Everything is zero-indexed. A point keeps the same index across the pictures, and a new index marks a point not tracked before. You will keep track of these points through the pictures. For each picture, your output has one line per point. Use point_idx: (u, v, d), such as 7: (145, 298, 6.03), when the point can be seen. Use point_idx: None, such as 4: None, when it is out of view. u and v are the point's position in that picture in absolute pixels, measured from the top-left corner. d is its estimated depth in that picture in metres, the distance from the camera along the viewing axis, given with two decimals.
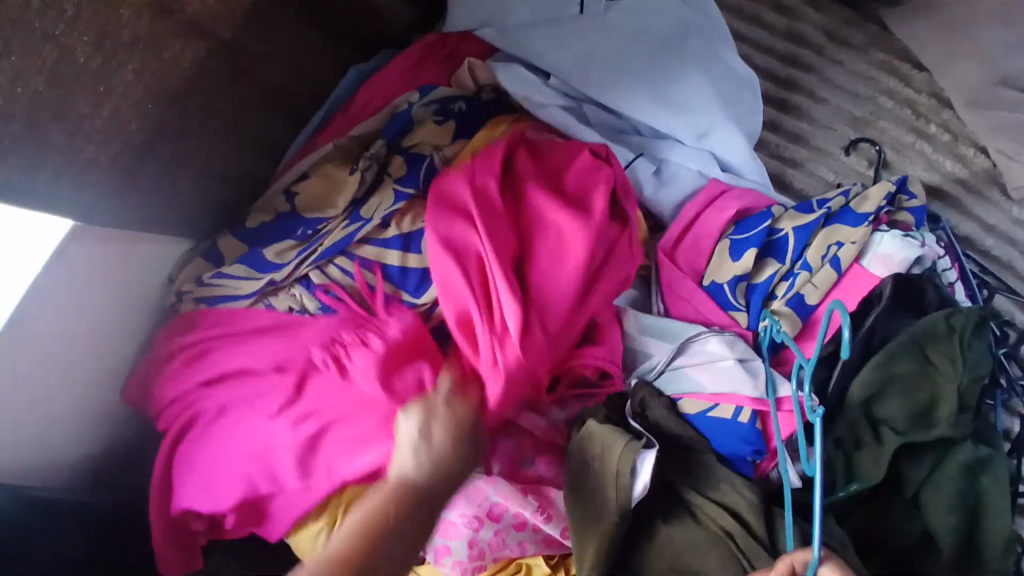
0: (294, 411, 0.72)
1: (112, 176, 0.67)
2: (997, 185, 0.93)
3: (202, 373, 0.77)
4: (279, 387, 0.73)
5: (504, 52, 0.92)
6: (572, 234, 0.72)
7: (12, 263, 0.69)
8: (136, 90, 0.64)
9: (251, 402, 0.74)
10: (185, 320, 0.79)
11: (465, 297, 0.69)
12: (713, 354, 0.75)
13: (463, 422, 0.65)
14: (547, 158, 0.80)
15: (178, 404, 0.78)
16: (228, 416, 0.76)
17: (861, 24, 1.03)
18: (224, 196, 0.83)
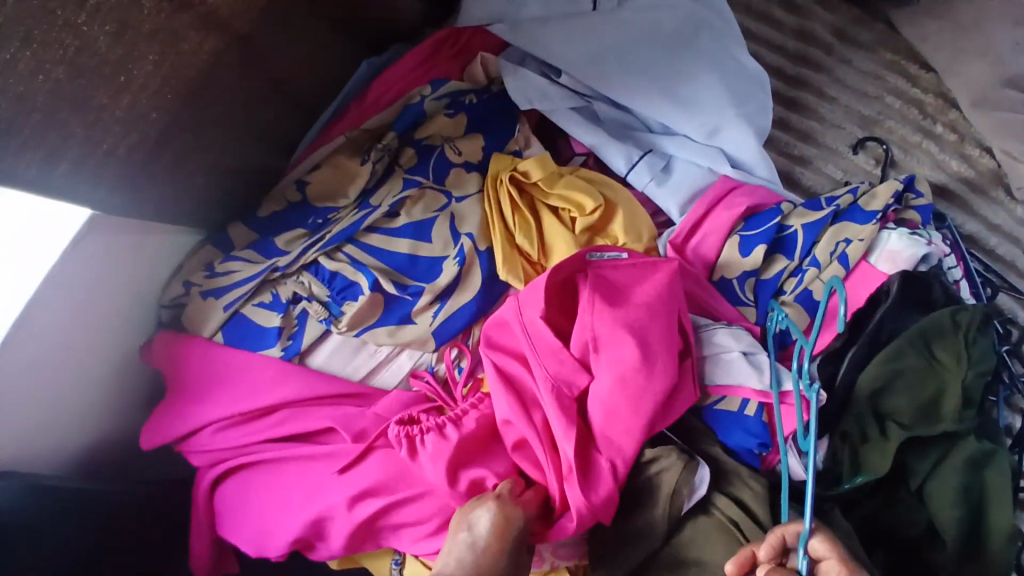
0: (354, 486, 0.70)
1: (130, 165, 0.68)
2: (1002, 185, 0.94)
3: (257, 428, 0.76)
4: (338, 457, 0.72)
5: (516, 47, 0.94)
6: (642, 378, 0.68)
7: (13, 262, 0.69)
8: (155, 82, 0.65)
9: (305, 466, 0.74)
10: (236, 363, 0.78)
11: (528, 435, 0.68)
12: (720, 347, 0.76)
13: (514, 524, 0.63)
14: (613, 279, 0.73)
15: (222, 449, 0.77)
16: (275, 470, 0.75)
17: (869, 23, 1.04)
18: (238, 189, 0.83)
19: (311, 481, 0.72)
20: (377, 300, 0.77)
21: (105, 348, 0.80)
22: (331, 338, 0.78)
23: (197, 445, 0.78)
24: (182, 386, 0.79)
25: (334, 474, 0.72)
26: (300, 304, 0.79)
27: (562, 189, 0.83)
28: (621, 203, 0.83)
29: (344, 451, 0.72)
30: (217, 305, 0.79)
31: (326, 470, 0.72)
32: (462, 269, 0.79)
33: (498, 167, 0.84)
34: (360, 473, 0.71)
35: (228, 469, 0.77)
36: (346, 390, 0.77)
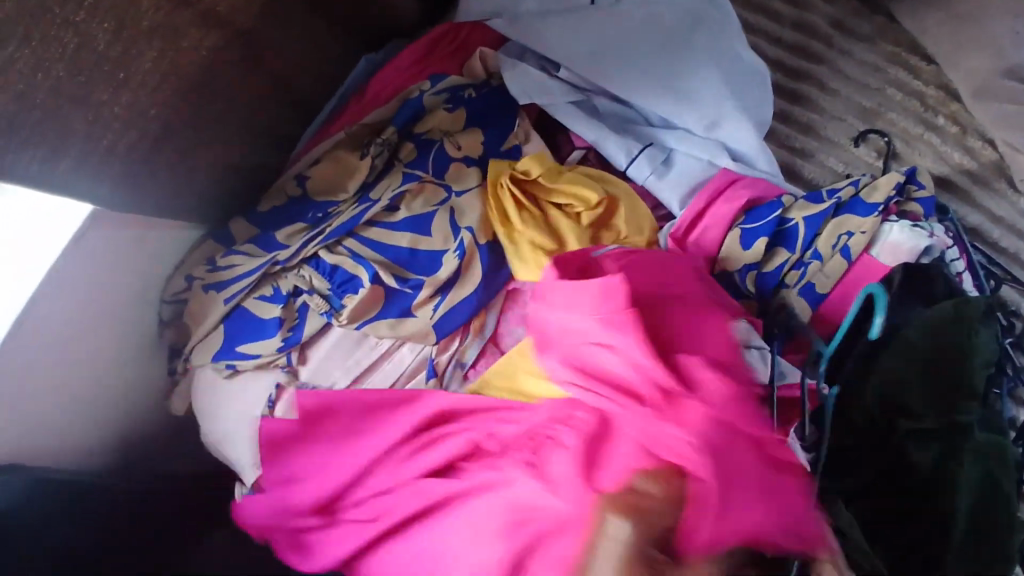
0: (498, 520, 0.60)
1: (131, 162, 0.69)
2: (1004, 177, 0.93)
3: (370, 480, 0.70)
4: (473, 495, 0.64)
5: (516, 41, 0.94)
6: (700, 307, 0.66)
7: (12, 262, 0.69)
8: (156, 78, 0.66)
9: (444, 515, 0.65)
10: (313, 407, 0.72)
11: (611, 392, 0.60)
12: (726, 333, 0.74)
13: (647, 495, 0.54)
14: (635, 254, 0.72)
15: (349, 513, 0.71)
16: (416, 524, 0.67)
17: (869, 15, 1.03)
18: (238, 185, 0.84)
19: (454, 529, 0.63)
20: (376, 293, 0.77)
21: (108, 343, 0.80)
22: (332, 331, 0.78)
23: (347, 515, 0.71)
24: (279, 446, 0.73)
25: (477, 514, 0.62)
26: (302, 297, 0.78)
27: (565, 184, 0.82)
28: (624, 196, 0.83)
29: (483, 486, 0.64)
30: (218, 299, 0.80)
31: (462, 510, 0.64)
32: (462, 262, 0.79)
33: (497, 171, 0.83)
34: (502, 508, 0.61)
35: (359, 531, 0.70)
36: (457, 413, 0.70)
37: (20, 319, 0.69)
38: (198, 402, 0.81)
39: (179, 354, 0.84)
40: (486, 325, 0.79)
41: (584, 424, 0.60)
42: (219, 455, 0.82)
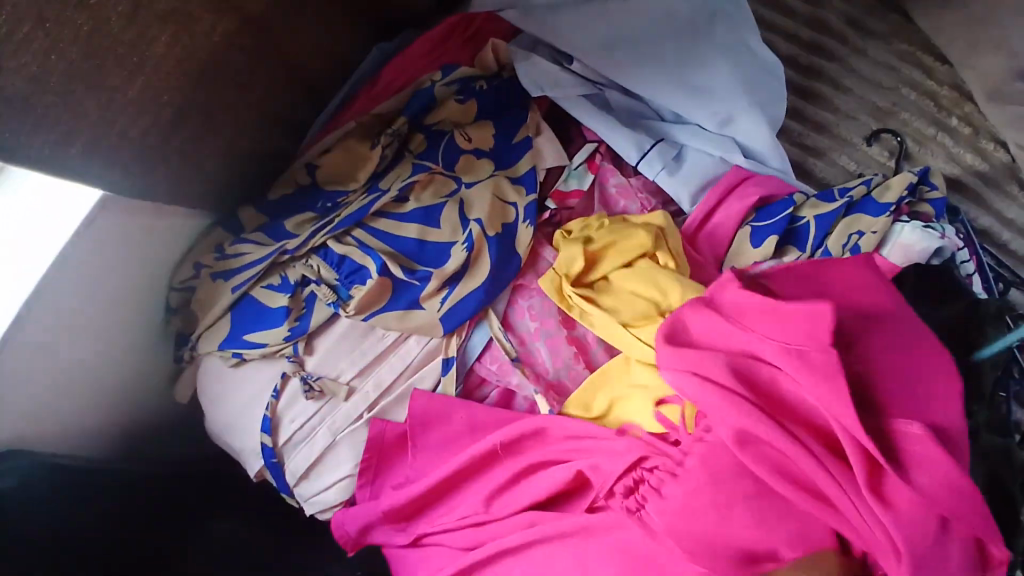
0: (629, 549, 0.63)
1: (141, 148, 0.68)
2: (1016, 180, 0.92)
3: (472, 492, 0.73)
4: (595, 532, 0.65)
5: (528, 33, 0.93)
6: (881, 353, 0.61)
7: (12, 262, 0.68)
8: (168, 63, 0.65)
9: (551, 545, 0.67)
10: (410, 422, 0.76)
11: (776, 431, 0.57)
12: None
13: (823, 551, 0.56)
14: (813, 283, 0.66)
15: (448, 537, 0.73)
16: (514, 554, 0.68)
17: (884, 13, 1.02)
18: (247, 173, 0.84)
19: (567, 563, 0.65)
20: (385, 284, 0.77)
21: (114, 329, 0.80)
22: (339, 322, 0.79)
23: (433, 538, 0.74)
24: (381, 459, 0.78)
25: (599, 550, 0.64)
26: (309, 287, 0.78)
27: (609, 240, 0.78)
28: (662, 223, 0.78)
29: (608, 523, 0.65)
30: (226, 287, 0.80)
31: (580, 546, 0.65)
32: (470, 254, 0.78)
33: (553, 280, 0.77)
34: (634, 547, 0.63)
35: (456, 555, 0.72)
36: (571, 441, 0.70)
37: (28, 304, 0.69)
38: (203, 390, 0.81)
39: (184, 342, 0.84)
40: (492, 318, 0.80)
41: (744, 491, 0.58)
42: (221, 443, 0.82)
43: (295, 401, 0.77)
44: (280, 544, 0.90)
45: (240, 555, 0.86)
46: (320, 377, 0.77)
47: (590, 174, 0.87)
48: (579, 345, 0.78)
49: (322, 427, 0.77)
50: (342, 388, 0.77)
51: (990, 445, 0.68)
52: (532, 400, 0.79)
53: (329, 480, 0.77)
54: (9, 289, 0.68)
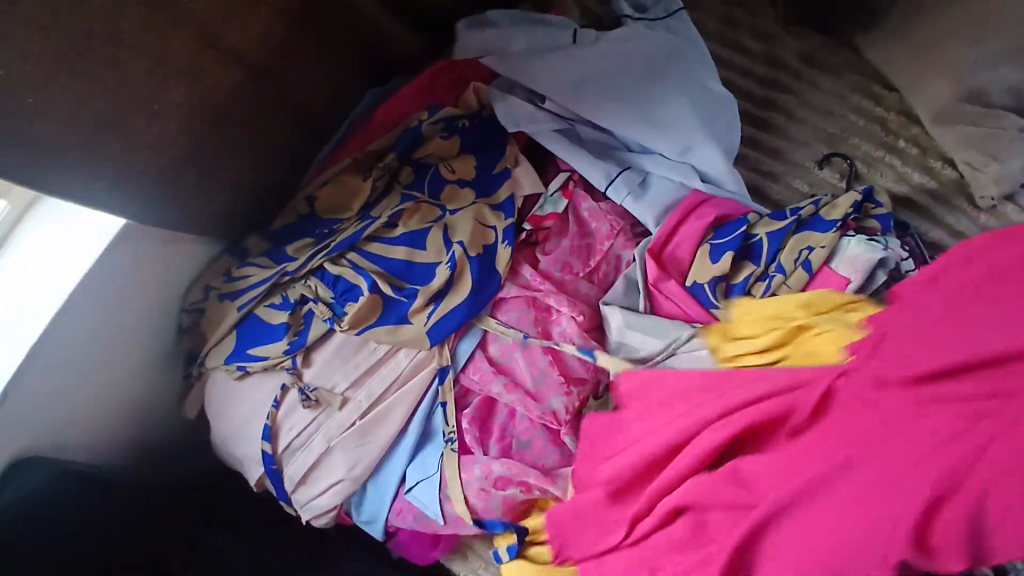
0: (872, 458, 0.64)
1: (161, 182, 0.78)
2: (965, 195, 0.99)
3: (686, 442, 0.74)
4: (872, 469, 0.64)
5: (504, 76, 1.03)
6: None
7: (32, 272, 0.79)
8: (183, 107, 0.75)
9: (826, 500, 0.65)
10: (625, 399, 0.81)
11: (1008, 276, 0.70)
12: (679, 333, 0.84)
13: None
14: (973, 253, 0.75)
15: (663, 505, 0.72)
16: (790, 510, 0.66)
17: (833, 47, 1.10)
18: (253, 204, 0.93)
19: (834, 502, 0.64)
20: (376, 300, 0.85)
21: (131, 349, 0.88)
22: (332, 338, 0.86)
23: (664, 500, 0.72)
24: (604, 435, 0.80)
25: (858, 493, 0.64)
26: (307, 305, 0.86)
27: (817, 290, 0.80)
28: None
29: (858, 455, 0.65)
30: (232, 306, 0.87)
31: (856, 492, 0.64)
32: (453, 272, 0.86)
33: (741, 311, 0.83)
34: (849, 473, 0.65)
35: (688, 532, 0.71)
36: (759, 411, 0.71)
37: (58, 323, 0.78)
38: (210, 403, 0.88)
39: (194, 359, 0.91)
40: (485, 322, 0.88)
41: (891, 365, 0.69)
42: (225, 454, 0.88)
43: (294, 410, 0.84)
44: (284, 551, 0.92)
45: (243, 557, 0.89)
46: (317, 388, 0.84)
47: (564, 200, 0.95)
48: (554, 353, 0.85)
49: (319, 434, 0.83)
50: (336, 398, 0.84)
51: None
52: (512, 407, 0.84)
53: (324, 484, 0.82)
54: (16, 311, 0.77)
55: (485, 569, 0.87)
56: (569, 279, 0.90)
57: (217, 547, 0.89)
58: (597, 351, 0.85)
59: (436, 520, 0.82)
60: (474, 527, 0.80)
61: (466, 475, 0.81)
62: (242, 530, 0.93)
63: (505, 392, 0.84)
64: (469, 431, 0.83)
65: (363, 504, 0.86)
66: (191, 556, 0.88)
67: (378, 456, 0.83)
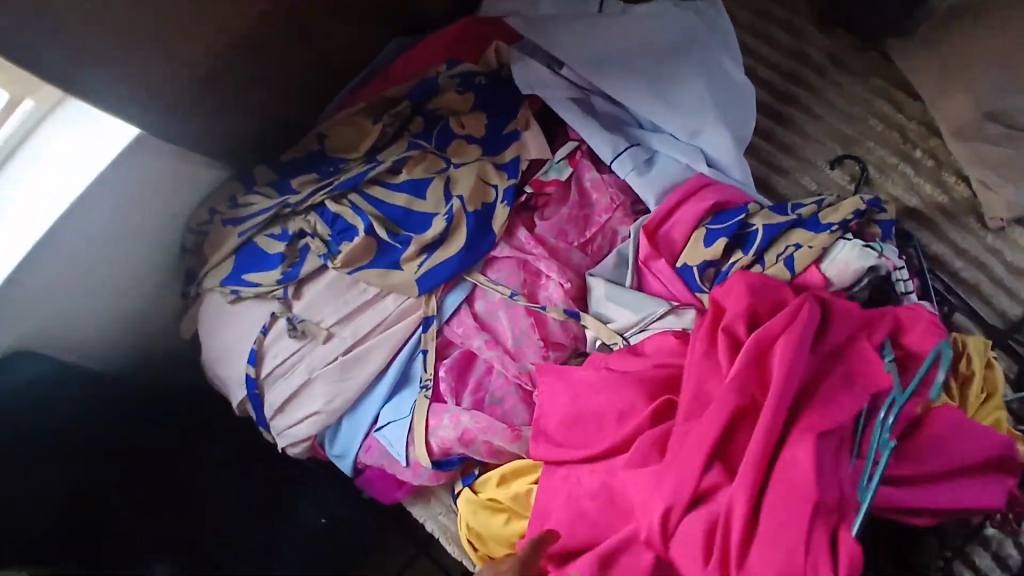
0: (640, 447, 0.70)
1: (178, 99, 0.81)
2: (975, 214, 0.98)
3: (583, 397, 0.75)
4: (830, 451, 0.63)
5: (528, 39, 1.02)
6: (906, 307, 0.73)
7: (38, 178, 0.82)
8: (208, 28, 0.78)
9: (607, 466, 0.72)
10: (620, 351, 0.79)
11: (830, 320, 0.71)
12: (653, 310, 0.86)
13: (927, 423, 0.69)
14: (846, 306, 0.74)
15: (572, 441, 0.75)
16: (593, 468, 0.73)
17: (863, 51, 1.09)
18: (265, 135, 0.96)
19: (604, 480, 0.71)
20: (370, 243, 0.87)
21: (132, 264, 0.92)
22: (326, 274, 0.88)
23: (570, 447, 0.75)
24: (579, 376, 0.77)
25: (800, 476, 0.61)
26: (304, 239, 0.89)
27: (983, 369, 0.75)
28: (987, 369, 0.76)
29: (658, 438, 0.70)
30: (233, 231, 0.90)
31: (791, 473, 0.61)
32: (449, 225, 0.88)
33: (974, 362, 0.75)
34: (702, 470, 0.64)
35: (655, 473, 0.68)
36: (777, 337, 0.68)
37: (46, 237, 0.81)
38: (202, 323, 0.91)
39: (191, 278, 0.94)
40: (474, 276, 0.89)
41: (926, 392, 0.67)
42: (210, 374, 0.92)
43: (280, 338, 0.87)
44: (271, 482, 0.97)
45: (241, 525, 0.93)
46: (304, 320, 0.87)
47: (569, 168, 0.96)
48: (537, 316, 0.86)
49: (302, 364, 0.86)
50: (321, 332, 0.86)
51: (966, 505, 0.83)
52: (489, 364, 0.86)
53: (303, 412, 0.85)
54: None
55: (446, 516, 0.89)
56: (562, 246, 0.92)
57: (215, 489, 0.94)
58: (584, 314, 0.86)
59: (399, 462, 0.84)
60: (432, 472, 0.83)
61: (433, 421, 0.82)
62: (234, 468, 0.96)
63: (484, 347, 0.85)
64: (443, 379, 0.85)
65: (336, 438, 0.88)
66: (193, 521, 0.91)
67: (355, 393, 0.85)
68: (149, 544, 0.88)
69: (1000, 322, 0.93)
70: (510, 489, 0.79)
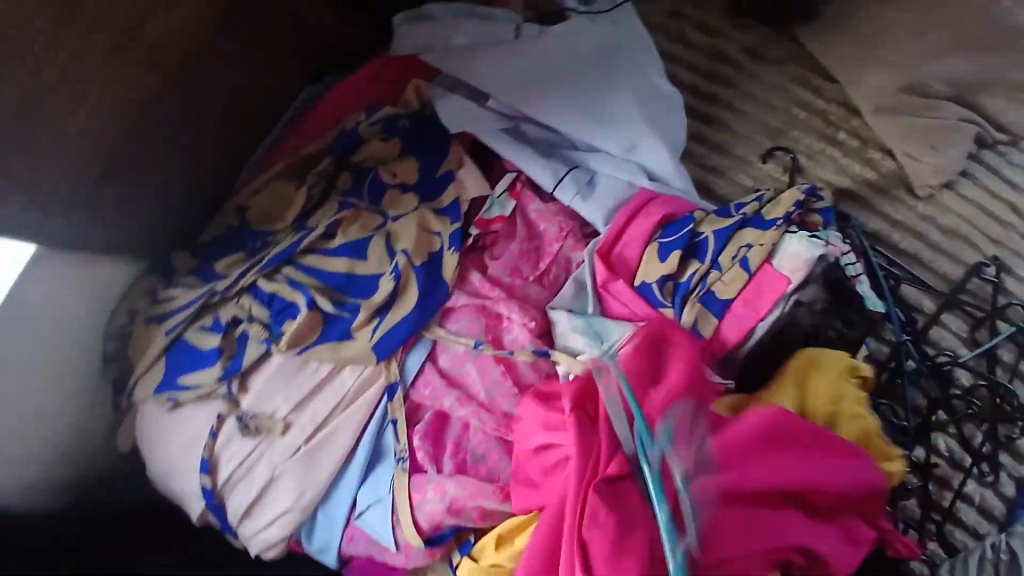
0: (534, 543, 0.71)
1: (75, 200, 0.72)
2: (904, 185, 1.01)
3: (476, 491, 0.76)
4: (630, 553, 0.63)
5: (447, 73, 0.98)
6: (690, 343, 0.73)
7: None
8: (97, 117, 0.70)
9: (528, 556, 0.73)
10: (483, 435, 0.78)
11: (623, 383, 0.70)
12: (620, 334, 0.84)
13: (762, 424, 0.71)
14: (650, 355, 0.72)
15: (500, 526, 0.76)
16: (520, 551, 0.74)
17: (776, 40, 1.10)
18: (180, 217, 0.88)
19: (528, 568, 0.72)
20: (315, 318, 0.82)
21: (55, 385, 0.82)
22: (271, 358, 0.81)
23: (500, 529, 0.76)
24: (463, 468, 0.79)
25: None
26: (240, 326, 0.82)
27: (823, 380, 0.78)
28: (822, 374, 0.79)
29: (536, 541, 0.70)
30: (160, 329, 0.83)
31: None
32: (397, 284, 0.84)
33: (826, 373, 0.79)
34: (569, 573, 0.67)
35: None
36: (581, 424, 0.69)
37: None
38: (141, 434, 0.83)
39: (122, 389, 0.86)
40: (434, 331, 0.84)
41: (748, 420, 0.68)
42: (163, 488, 0.84)
43: (231, 440, 0.80)
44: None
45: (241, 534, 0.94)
46: (255, 415, 0.80)
47: (512, 201, 0.92)
48: (506, 363, 0.82)
49: (261, 462, 0.79)
50: (277, 424, 0.79)
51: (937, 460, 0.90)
52: (465, 421, 0.81)
53: (271, 515, 0.79)
54: None
55: None
56: (519, 284, 0.89)
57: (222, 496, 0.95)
58: (552, 350, 0.82)
59: (388, 547, 0.80)
60: (425, 551, 0.79)
61: (418, 493, 0.78)
62: None
63: (454, 405, 0.81)
64: (418, 446, 0.80)
65: (314, 533, 0.82)
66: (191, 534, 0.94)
67: (324, 484, 0.79)
68: (148, 546, 0.91)
69: (944, 285, 0.98)
70: (511, 549, 0.74)
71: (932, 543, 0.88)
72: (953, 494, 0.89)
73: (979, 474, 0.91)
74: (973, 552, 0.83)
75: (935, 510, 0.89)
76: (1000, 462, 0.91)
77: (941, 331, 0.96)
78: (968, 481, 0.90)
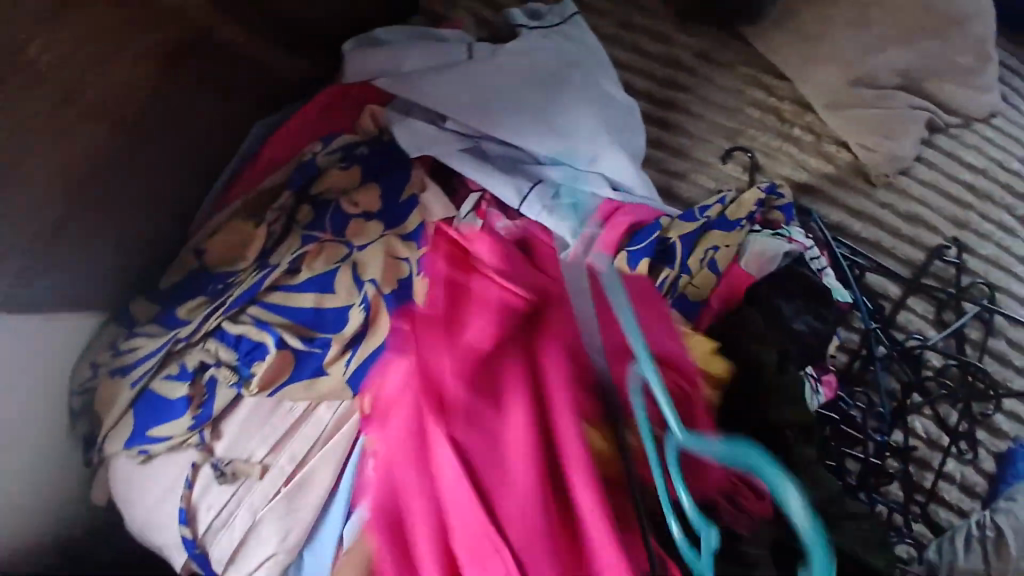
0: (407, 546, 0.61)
1: (28, 260, 0.70)
2: (862, 175, 1.03)
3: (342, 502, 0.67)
4: (489, 467, 0.57)
5: (402, 98, 0.97)
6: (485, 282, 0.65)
7: None
8: (47, 175, 0.68)
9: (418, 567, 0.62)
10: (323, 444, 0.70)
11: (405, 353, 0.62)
12: None
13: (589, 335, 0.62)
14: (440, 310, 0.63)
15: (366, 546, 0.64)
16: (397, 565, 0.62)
17: (727, 42, 1.12)
18: (138, 265, 0.86)
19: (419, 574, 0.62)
20: (286, 356, 0.79)
21: (20, 442, 0.81)
22: (244, 402, 0.79)
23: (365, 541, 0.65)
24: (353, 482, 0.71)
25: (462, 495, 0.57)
26: (208, 371, 0.80)
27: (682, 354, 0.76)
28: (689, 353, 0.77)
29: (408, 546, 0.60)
30: (125, 382, 0.81)
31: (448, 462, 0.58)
32: (368, 315, 0.80)
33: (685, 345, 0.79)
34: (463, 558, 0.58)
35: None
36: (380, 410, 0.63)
37: None
38: (116, 489, 0.83)
39: (93, 443, 0.84)
40: None
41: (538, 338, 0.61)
42: (145, 540, 0.83)
43: (209, 488, 0.78)
44: None
45: None
46: (231, 461, 0.78)
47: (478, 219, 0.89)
48: None
49: (241, 509, 0.77)
50: (254, 468, 0.77)
51: (917, 444, 0.92)
52: None
53: (256, 562, 0.76)
54: None
55: None
56: None
57: None
58: None
59: None
60: None
61: None
62: None
63: None
64: None
65: None
66: None
67: (307, 527, 0.76)
68: None
69: (908, 270, 0.99)
70: None
71: (918, 524, 0.89)
72: (936, 474, 0.91)
73: (958, 452, 0.92)
74: (960, 529, 0.84)
75: (918, 491, 0.90)
76: (978, 439, 0.93)
77: (907, 314, 0.98)
78: (947, 459, 0.92)
